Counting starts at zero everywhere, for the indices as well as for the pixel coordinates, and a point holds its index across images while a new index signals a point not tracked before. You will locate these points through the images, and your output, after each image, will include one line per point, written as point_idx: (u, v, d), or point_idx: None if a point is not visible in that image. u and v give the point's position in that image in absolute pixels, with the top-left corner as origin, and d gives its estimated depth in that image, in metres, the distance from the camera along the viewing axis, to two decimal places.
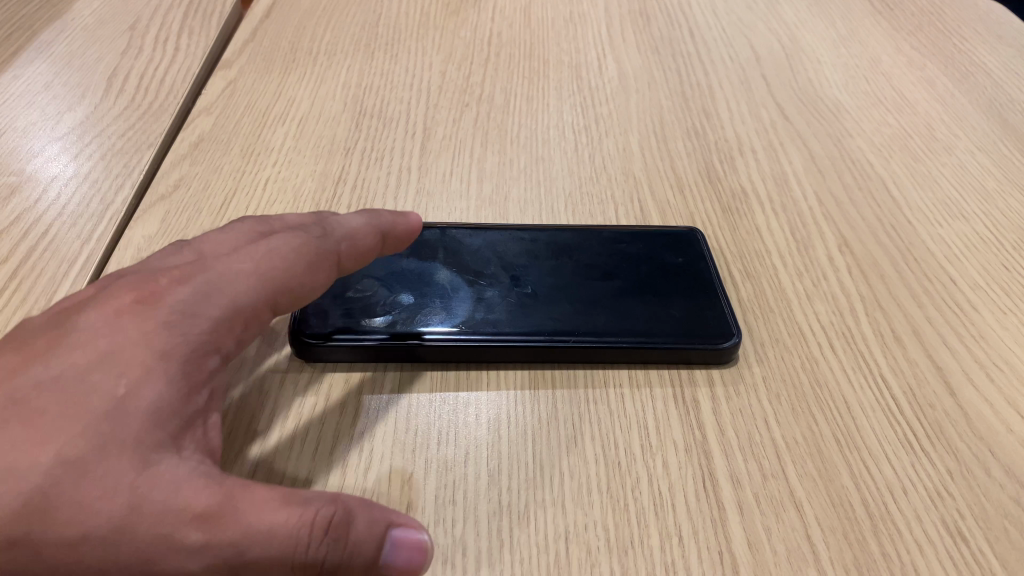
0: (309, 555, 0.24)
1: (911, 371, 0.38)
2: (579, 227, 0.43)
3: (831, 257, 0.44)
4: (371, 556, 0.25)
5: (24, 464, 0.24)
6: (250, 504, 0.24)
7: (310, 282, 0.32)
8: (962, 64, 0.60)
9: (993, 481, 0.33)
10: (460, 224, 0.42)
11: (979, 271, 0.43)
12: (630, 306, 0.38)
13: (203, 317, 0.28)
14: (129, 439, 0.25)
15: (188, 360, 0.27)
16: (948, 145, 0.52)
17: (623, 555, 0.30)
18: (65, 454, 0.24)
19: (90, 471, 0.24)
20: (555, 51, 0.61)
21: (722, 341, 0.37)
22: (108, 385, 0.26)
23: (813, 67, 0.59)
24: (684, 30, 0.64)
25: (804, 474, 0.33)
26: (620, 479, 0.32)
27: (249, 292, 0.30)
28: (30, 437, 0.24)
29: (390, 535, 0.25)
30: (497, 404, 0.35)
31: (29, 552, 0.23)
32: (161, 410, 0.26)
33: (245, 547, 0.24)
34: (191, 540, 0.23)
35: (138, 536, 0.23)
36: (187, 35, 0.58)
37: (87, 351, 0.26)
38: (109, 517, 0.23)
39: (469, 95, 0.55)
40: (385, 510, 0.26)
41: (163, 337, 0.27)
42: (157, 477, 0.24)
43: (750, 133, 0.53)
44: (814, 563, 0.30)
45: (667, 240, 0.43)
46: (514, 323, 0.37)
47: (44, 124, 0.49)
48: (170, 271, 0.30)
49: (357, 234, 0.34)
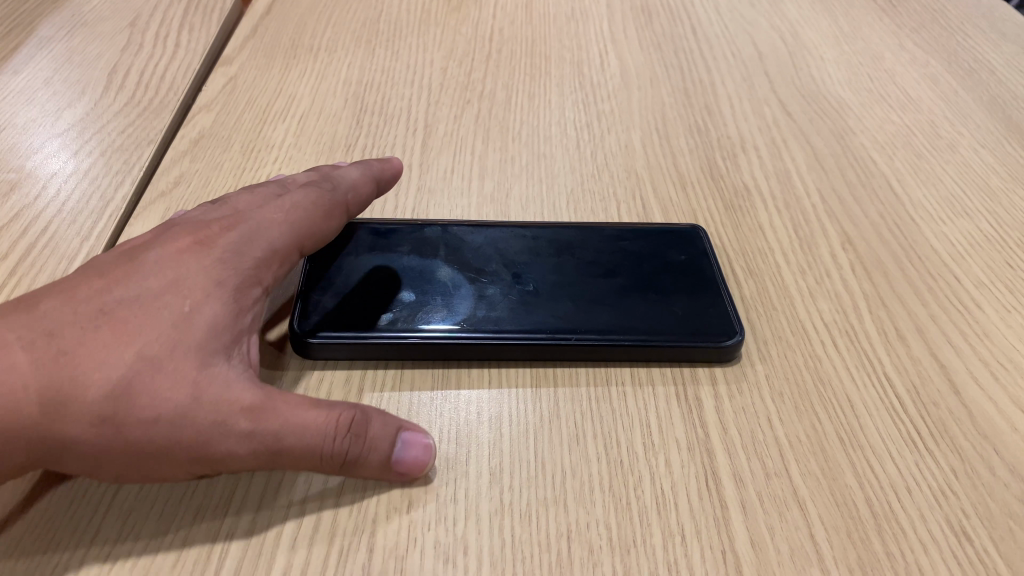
0: (335, 448, 0.29)
1: (915, 369, 0.37)
2: (581, 224, 0.43)
3: (835, 254, 0.43)
4: (383, 453, 0.30)
5: (108, 359, 0.27)
6: (290, 401, 0.29)
7: (329, 227, 0.36)
8: (966, 61, 0.60)
9: (997, 480, 0.33)
10: (461, 222, 0.42)
11: (983, 269, 0.43)
12: (632, 304, 0.38)
13: (248, 254, 0.32)
14: (196, 343, 0.28)
15: (240, 287, 0.31)
16: (951, 142, 0.52)
17: (626, 554, 0.29)
18: (142, 352, 0.28)
19: (165, 367, 0.28)
20: (557, 48, 0.60)
21: (726, 339, 0.36)
22: (178, 301, 0.29)
23: (816, 64, 0.59)
24: (686, 27, 0.63)
25: (807, 473, 0.33)
26: (622, 478, 0.32)
27: (283, 234, 0.33)
28: (113, 337, 0.28)
29: (400, 436, 0.31)
30: (498, 402, 0.35)
31: (113, 432, 0.27)
32: (221, 323, 0.29)
33: (282, 435, 0.28)
34: (240, 429, 0.27)
35: (201, 423, 0.27)
36: (187, 31, 0.58)
37: (157, 273, 0.30)
38: (180, 405, 0.27)
39: (471, 91, 0.55)
40: (394, 417, 0.31)
41: (217, 268, 0.31)
42: (219, 376, 0.28)
43: (752, 131, 0.52)
44: (817, 563, 0.30)
45: (670, 237, 0.42)
46: (515, 321, 0.36)
47: (43, 120, 0.49)
48: (206, 218, 0.33)
49: (358, 185, 0.38)
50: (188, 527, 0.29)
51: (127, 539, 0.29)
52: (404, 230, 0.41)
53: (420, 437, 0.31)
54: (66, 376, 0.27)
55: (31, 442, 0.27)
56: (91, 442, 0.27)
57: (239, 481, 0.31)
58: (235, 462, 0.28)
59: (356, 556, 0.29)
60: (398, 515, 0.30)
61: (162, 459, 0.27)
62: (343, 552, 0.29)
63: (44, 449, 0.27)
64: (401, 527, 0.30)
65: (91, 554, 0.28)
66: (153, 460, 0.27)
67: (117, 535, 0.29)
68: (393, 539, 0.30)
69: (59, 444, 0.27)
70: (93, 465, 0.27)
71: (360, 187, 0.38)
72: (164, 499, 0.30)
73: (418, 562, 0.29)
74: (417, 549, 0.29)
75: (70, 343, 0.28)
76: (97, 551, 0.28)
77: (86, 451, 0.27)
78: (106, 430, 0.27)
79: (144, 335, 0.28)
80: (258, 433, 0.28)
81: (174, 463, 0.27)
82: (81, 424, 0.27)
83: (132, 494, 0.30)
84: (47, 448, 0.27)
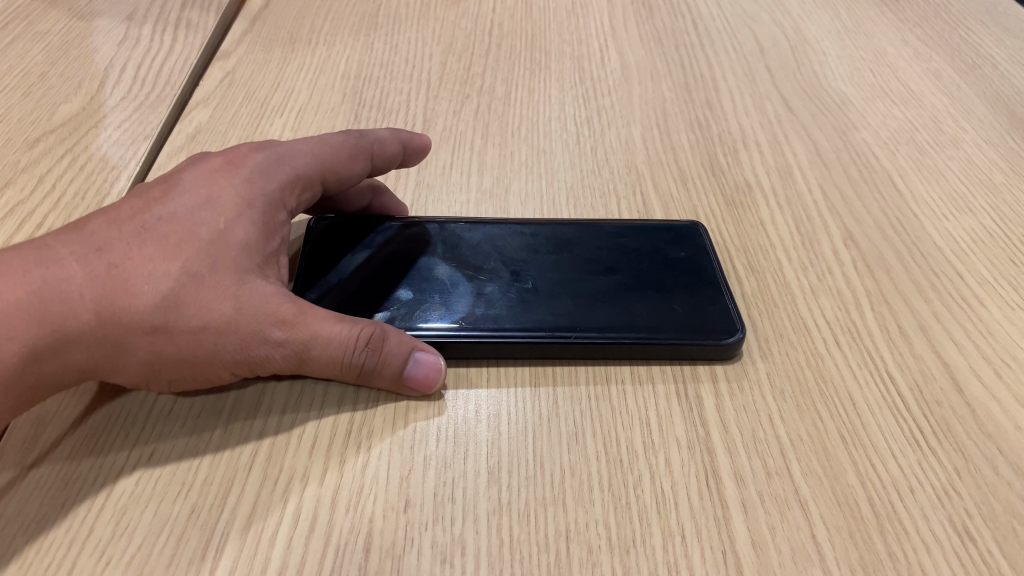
0: (353, 358, 0.31)
1: (917, 367, 0.37)
2: (580, 220, 0.42)
3: (837, 251, 0.43)
4: (398, 367, 0.32)
5: (156, 272, 0.30)
6: (317, 315, 0.31)
7: (350, 169, 0.38)
8: (969, 56, 0.59)
9: (1000, 480, 0.33)
10: (459, 219, 0.42)
11: (987, 266, 0.43)
12: (633, 302, 0.37)
13: (273, 180, 0.35)
14: (233, 261, 0.31)
15: (266, 209, 0.34)
16: (954, 138, 0.51)
17: (625, 554, 0.29)
18: (186, 268, 0.30)
19: (206, 282, 0.30)
20: (557, 42, 0.60)
21: (727, 336, 0.36)
22: (213, 220, 0.32)
23: (818, 59, 0.58)
24: (687, 21, 0.63)
25: (808, 472, 0.32)
26: (622, 476, 0.32)
27: (306, 166, 0.36)
28: (158, 253, 0.31)
29: (414, 354, 0.33)
30: (497, 400, 0.35)
31: (163, 339, 0.30)
32: (253, 242, 0.32)
33: (309, 346, 0.31)
34: (274, 337, 0.31)
35: (240, 331, 0.30)
36: (185, 25, 0.57)
37: (193, 195, 0.33)
38: (222, 315, 0.30)
39: (470, 86, 0.54)
40: (409, 337, 0.33)
41: (246, 190, 0.34)
42: (255, 291, 0.31)
43: (754, 126, 0.52)
44: (819, 564, 0.29)
45: (669, 234, 0.42)
46: (514, 319, 0.36)
47: (39, 115, 0.48)
48: (241, 145, 0.36)
49: (385, 141, 0.40)
50: (183, 525, 0.29)
51: (121, 538, 0.29)
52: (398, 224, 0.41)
53: (433, 358, 0.33)
54: (115, 292, 0.29)
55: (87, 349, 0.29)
56: (144, 349, 0.30)
57: (235, 479, 0.31)
58: (270, 364, 0.32)
59: (352, 555, 0.29)
60: (394, 513, 0.30)
61: (209, 360, 0.31)
62: (338, 552, 0.29)
63: (98, 359, 0.30)
64: (397, 526, 0.30)
65: (85, 553, 0.28)
66: (201, 362, 0.31)
67: (111, 534, 0.29)
68: (389, 538, 0.29)
69: (114, 352, 0.30)
70: (146, 370, 0.31)
71: (388, 144, 0.40)
72: (159, 498, 0.30)
73: (414, 562, 0.29)
74: (414, 548, 0.29)
75: (120, 258, 0.30)
76: (91, 550, 0.28)
77: (139, 356, 0.30)
78: (158, 338, 0.30)
79: (187, 252, 0.31)
80: (289, 341, 0.31)
81: (220, 364, 0.31)
82: (133, 333, 0.30)
83: (127, 493, 0.30)
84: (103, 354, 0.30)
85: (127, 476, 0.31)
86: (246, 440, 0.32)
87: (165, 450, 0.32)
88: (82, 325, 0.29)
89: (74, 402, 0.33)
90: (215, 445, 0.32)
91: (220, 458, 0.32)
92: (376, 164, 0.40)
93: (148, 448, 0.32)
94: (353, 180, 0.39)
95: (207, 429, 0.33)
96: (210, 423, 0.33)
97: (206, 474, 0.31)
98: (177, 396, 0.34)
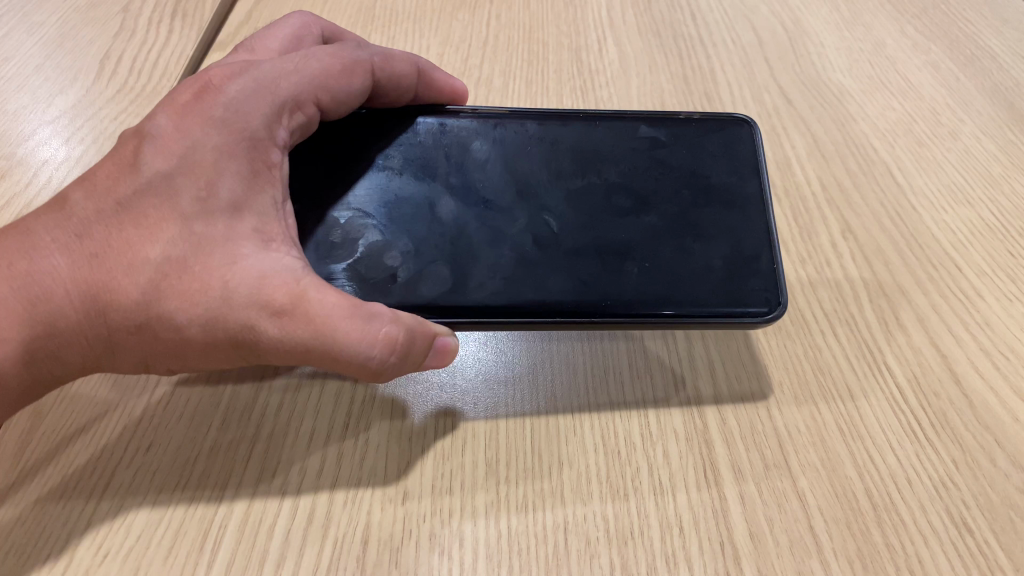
0: (376, 365, 0.28)
1: (916, 359, 0.37)
2: (611, 116, 0.37)
3: (834, 243, 0.43)
4: (419, 361, 0.29)
5: (137, 261, 0.27)
6: (322, 313, 0.27)
7: (348, 84, 0.33)
8: (967, 46, 0.58)
9: (998, 471, 0.33)
10: (468, 116, 0.36)
11: (985, 258, 0.43)
12: (665, 258, 0.33)
13: (253, 111, 0.30)
14: (220, 235, 0.28)
15: (251, 155, 0.29)
16: (953, 129, 0.51)
17: (623, 546, 0.30)
18: (167, 254, 0.27)
19: (190, 269, 0.27)
20: (556, 34, 0.58)
21: (765, 311, 0.32)
22: (192, 186, 0.28)
23: (817, 49, 0.58)
24: (686, 12, 0.60)
25: (807, 464, 0.33)
26: (620, 469, 0.32)
27: (290, 88, 0.31)
28: (137, 237, 0.28)
29: (434, 343, 0.30)
30: (494, 389, 0.34)
31: (151, 337, 0.28)
32: (243, 202, 0.29)
33: (314, 351, 0.27)
34: (270, 331, 0.27)
35: (229, 322, 0.27)
36: (182, 16, 0.55)
37: (167, 156, 0.28)
38: (209, 309, 0.27)
39: (467, 78, 0.54)
40: (429, 324, 0.30)
41: (222, 136, 0.29)
42: (245, 270, 0.27)
43: (753, 118, 0.51)
44: (817, 554, 0.30)
45: (716, 146, 0.36)
46: (532, 288, 0.32)
47: (35, 107, 0.48)
48: (211, 71, 0.31)
49: (393, 55, 0.36)
50: (180, 519, 0.29)
51: (119, 531, 0.29)
52: (402, 121, 0.36)
53: (451, 342, 0.30)
54: (98, 284, 0.27)
55: (82, 350, 0.28)
56: (135, 346, 0.28)
57: (232, 473, 0.31)
58: (268, 357, 0.28)
59: (350, 548, 0.29)
60: (392, 506, 0.30)
61: (203, 353, 0.28)
62: (336, 545, 0.29)
63: (94, 356, 0.29)
64: (395, 519, 0.30)
65: (83, 545, 0.29)
66: (195, 354, 0.28)
67: (109, 527, 0.29)
68: (387, 531, 0.29)
69: (106, 349, 0.28)
70: (143, 365, 0.29)
71: (397, 58, 0.36)
72: (156, 492, 0.30)
73: (413, 555, 0.29)
74: (412, 541, 0.29)
75: (99, 245, 0.28)
76: (89, 543, 0.29)
77: (131, 354, 0.28)
78: (145, 336, 0.28)
79: (168, 231, 0.28)
80: (290, 343, 0.27)
81: (217, 357, 0.28)
82: (120, 331, 0.28)
83: (124, 486, 0.30)
84: (96, 351, 0.28)
85: (124, 469, 0.31)
86: (242, 434, 0.32)
87: (162, 443, 0.31)
88: (69, 323, 0.28)
89: (72, 389, 0.33)
90: (213, 438, 0.32)
91: (218, 452, 0.31)
92: (379, 75, 0.35)
93: (145, 441, 0.31)
94: (355, 97, 0.34)
95: (205, 422, 0.32)
96: (207, 416, 0.32)
97: (204, 467, 0.31)
98: (175, 386, 0.33)
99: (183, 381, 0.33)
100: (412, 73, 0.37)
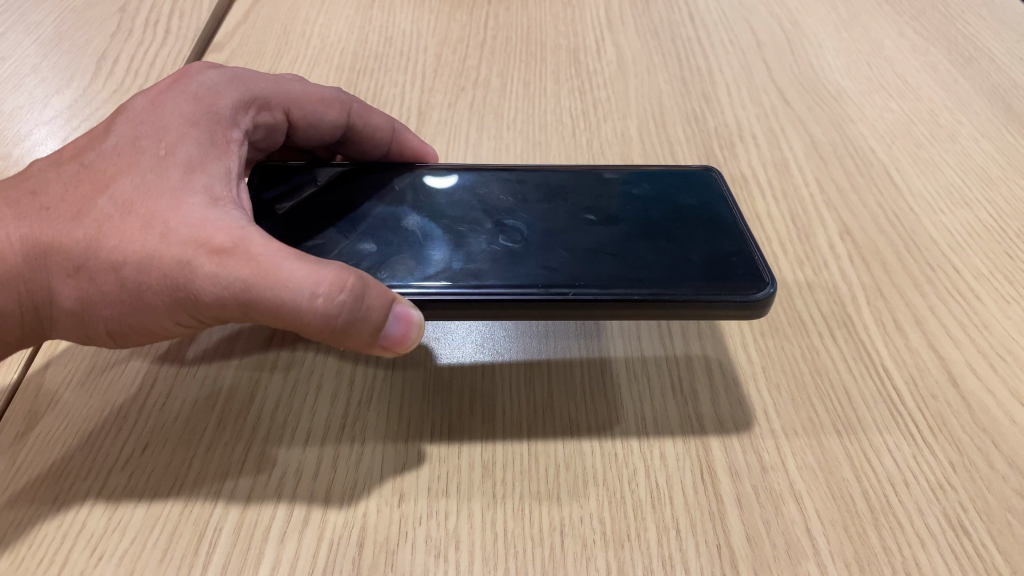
0: (316, 302, 0.26)
1: (913, 361, 0.37)
2: (575, 165, 0.37)
3: (832, 245, 0.43)
4: (373, 319, 0.27)
5: (85, 213, 0.28)
6: (266, 251, 0.27)
7: (319, 110, 0.37)
8: (966, 48, 0.58)
9: (995, 474, 0.33)
10: (431, 166, 0.37)
11: (982, 259, 0.42)
12: (638, 253, 0.32)
13: (224, 93, 0.33)
14: (171, 186, 0.28)
15: (212, 126, 0.31)
16: (951, 131, 0.51)
17: (620, 549, 0.29)
18: (116, 205, 0.28)
19: (136, 212, 0.27)
20: (554, 35, 0.58)
21: (753, 292, 0.30)
22: (154, 146, 0.29)
23: (815, 50, 0.58)
24: (684, 14, 0.60)
25: (804, 466, 0.33)
26: (617, 471, 0.32)
27: (264, 90, 0.35)
28: (91, 191, 0.28)
29: (393, 308, 0.28)
30: (488, 400, 0.34)
31: (87, 281, 0.27)
32: (197, 162, 0.29)
33: (253, 283, 0.26)
34: (205, 268, 0.26)
35: (167, 268, 0.27)
36: (179, 18, 0.55)
37: (134, 122, 0.30)
38: (144, 248, 0.27)
39: (465, 79, 0.53)
40: (386, 287, 0.28)
41: (191, 107, 0.31)
42: (185, 216, 0.27)
43: (751, 119, 0.51)
44: (814, 558, 0.30)
45: (679, 180, 0.36)
46: (499, 274, 0.31)
47: (31, 107, 0.48)
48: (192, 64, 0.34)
49: (375, 111, 0.39)
50: (177, 519, 0.29)
51: (115, 532, 0.29)
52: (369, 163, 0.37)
53: (414, 314, 0.28)
54: (52, 246, 0.27)
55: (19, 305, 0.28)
56: (71, 291, 0.28)
57: (229, 472, 0.31)
58: (205, 306, 0.27)
59: (345, 551, 0.29)
60: (388, 508, 0.30)
61: (136, 301, 0.27)
62: (332, 547, 0.29)
63: (33, 310, 0.29)
64: (391, 521, 0.30)
65: (77, 547, 0.28)
66: (130, 305, 0.28)
67: (104, 529, 0.29)
68: (383, 534, 0.29)
69: (42, 299, 0.28)
70: (79, 319, 0.29)
71: (376, 112, 0.39)
72: (152, 491, 0.30)
73: (407, 558, 0.28)
74: (407, 544, 0.29)
75: (52, 200, 0.28)
76: (84, 545, 0.28)
77: (67, 303, 0.28)
78: (81, 279, 0.27)
79: (121, 182, 0.28)
80: (227, 277, 0.26)
81: (153, 309, 0.28)
82: (57, 275, 0.28)
83: (120, 486, 0.30)
84: (32, 304, 0.28)
85: (121, 470, 0.31)
86: (238, 436, 0.32)
87: (158, 443, 0.32)
88: (17, 281, 0.28)
89: (68, 393, 0.33)
90: (210, 437, 0.32)
91: (214, 451, 0.31)
92: (354, 120, 0.39)
93: (141, 441, 0.32)
94: (321, 123, 0.38)
95: (200, 424, 0.32)
96: (203, 417, 0.33)
97: (200, 467, 0.31)
98: (171, 388, 0.34)
99: (178, 383, 0.34)
100: (386, 131, 0.39)
